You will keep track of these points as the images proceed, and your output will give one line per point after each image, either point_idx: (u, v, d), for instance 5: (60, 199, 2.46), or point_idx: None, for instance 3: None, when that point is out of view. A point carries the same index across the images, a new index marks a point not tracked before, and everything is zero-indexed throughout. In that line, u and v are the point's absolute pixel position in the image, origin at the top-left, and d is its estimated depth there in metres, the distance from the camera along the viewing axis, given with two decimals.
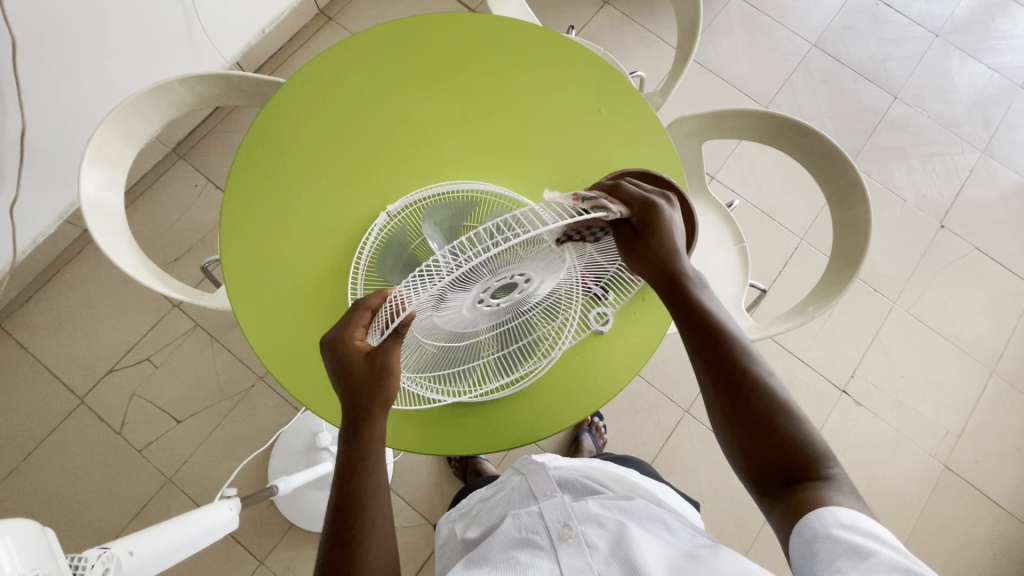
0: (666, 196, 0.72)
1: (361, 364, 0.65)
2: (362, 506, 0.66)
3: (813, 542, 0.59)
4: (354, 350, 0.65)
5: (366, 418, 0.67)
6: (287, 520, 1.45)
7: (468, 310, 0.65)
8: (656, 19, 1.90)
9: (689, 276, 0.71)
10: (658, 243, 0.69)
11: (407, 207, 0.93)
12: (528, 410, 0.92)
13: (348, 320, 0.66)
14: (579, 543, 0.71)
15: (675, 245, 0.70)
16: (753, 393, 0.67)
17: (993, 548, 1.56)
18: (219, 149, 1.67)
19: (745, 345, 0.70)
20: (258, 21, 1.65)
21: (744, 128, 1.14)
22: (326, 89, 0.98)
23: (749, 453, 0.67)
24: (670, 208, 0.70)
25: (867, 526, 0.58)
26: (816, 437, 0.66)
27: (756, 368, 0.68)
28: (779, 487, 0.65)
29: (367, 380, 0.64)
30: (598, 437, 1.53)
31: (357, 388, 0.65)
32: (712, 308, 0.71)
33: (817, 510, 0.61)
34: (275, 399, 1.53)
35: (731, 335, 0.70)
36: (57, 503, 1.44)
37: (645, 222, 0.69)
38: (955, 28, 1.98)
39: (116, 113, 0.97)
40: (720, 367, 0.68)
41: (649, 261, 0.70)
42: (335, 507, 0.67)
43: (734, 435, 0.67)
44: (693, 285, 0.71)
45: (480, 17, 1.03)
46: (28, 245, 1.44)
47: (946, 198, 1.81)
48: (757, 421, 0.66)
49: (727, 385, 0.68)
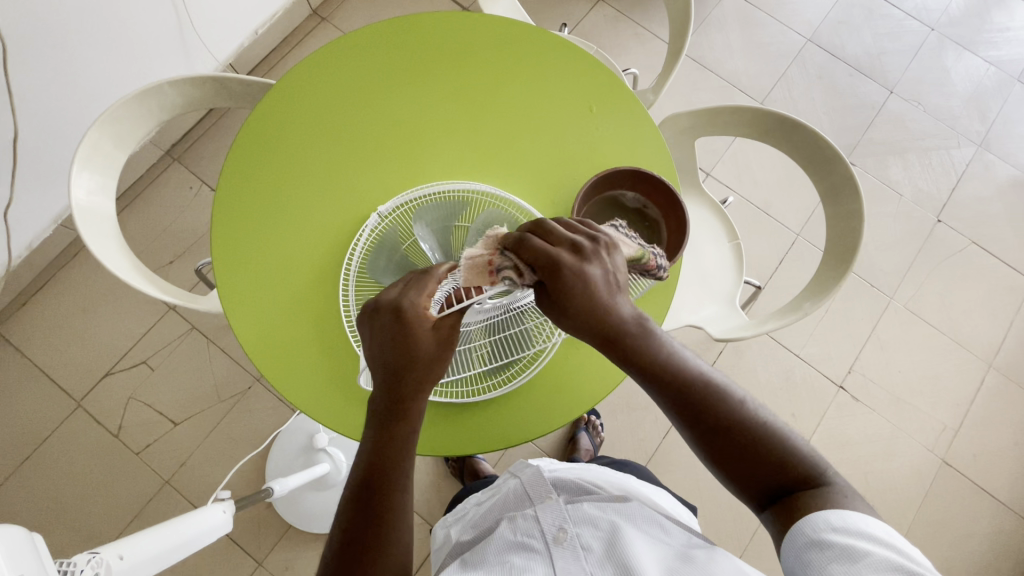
0: (582, 247, 0.67)
1: (425, 335, 0.65)
2: (392, 490, 0.66)
3: (808, 547, 0.59)
4: (423, 318, 0.65)
5: (417, 398, 0.67)
6: (284, 522, 1.45)
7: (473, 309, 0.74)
8: (650, 16, 1.90)
9: (633, 328, 0.68)
10: (574, 305, 0.66)
11: (397, 208, 0.92)
12: (521, 410, 0.91)
13: (420, 286, 0.66)
14: (573, 547, 0.71)
15: (597, 301, 0.66)
16: (732, 425, 0.66)
17: (992, 543, 1.56)
18: (213, 151, 1.67)
19: (713, 382, 0.69)
20: (251, 22, 1.65)
21: (737, 124, 1.14)
22: (318, 89, 0.98)
23: (740, 477, 0.66)
24: (579, 261, 0.66)
25: (861, 526, 0.58)
26: (808, 448, 0.66)
27: (729, 403, 0.67)
28: (774, 499, 0.65)
29: (429, 355, 0.66)
30: (595, 435, 1.53)
31: (415, 360, 0.66)
32: (669, 356, 0.69)
33: (810, 514, 0.61)
34: (272, 400, 1.53)
35: (695, 376, 0.69)
36: (54, 506, 1.44)
37: (555, 281, 0.66)
38: (950, 22, 1.97)
39: (106, 116, 0.97)
40: (694, 415, 0.67)
41: (577, 321, 0.67)
42: (363, 487, 0.66)
43: (720, 464, 0.67)
44: (639, 338, 0.68)
45: (471, 15, 1.02)
46: (23, 249, 1.44)
47: (943, 192, 1.80)
48: (743, 448, 0.66)
49: (704, 429, 0.67)
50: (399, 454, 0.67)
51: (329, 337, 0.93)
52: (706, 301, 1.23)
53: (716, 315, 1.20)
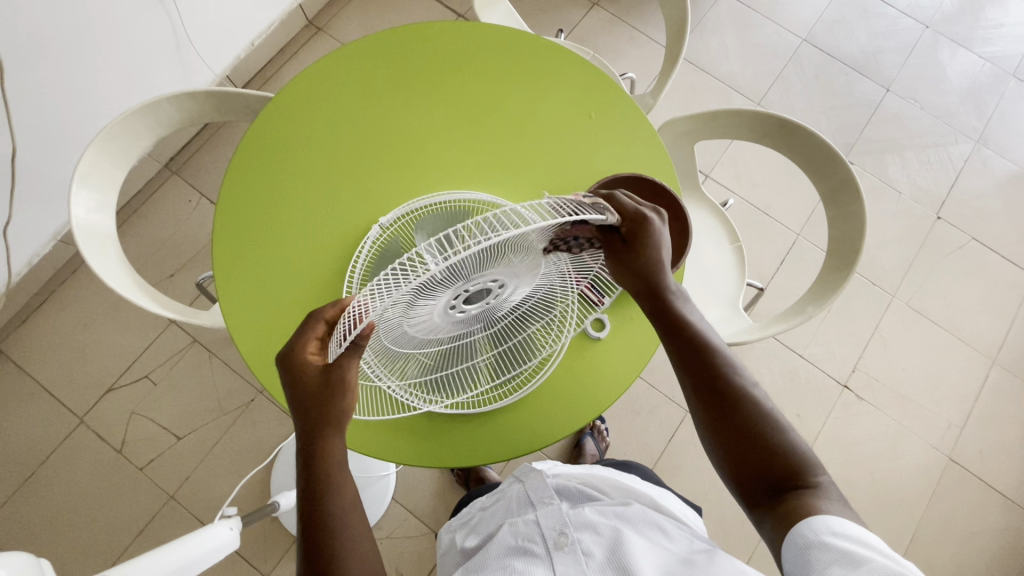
0: (661, 212, 0.74)
1: (314, 378, 0.65)
2: (327, 522, 0.63)
3: (805, 551, 0.58)
4: (307, 363, 0.65)
5: (327, 431, 0.66)
6: (290, 534, 1.44)
7: (439, 316, 0.63)
8: (646, 19, 1.90)
9: (672, 291, 0.74)
10: (646, 256, 0.70)
11: (399, 219, 0.92)
12: (526, 420, 0.91)
13: (300, 334, 0.66)
14: (574, 552, 0.71)
15: (659, 258, 0.71)
16: (736, 400, 0.68)
17: (1000, 540, 1.55)
18: (212, 164, 1.67)
19: (728, 357, 0.71)
20: (246, 34, 1.65)
21: (735, 127, 1.14)
22: (317, 101, 0.98)
23: (732, 460, 0.67)
24: (662, 223, 0.72)
25: (859, 534, 0.57)
26: (802, 445, 0.66)
27: (739, 376, 0.70)
28: (765, 497, 0.65)
29: (319, 392, 0.65)
30: (600, 440, 1.53)
31: (310, 400, 0.65)
32: (695, 321, 0.73)
33: (806, 518, 0.60)
34: (276, 412, 1.53)
35: (713, 347, 0.71)
36: (60, 523, 1.44)
37: (638, 234, 0.70)
38: (945, 19, 1.97)
39: (104, 134, 0.96)
40: (702, 378, 0.70)
41: (636, 273, 0.72)
42: (303, 525, 0.64)
43: (716, 442, 0.68)
44: (676, 299, 0.73)
45: (465, 26, 1.02)
46: (23, 266, 1.44)
47: (941, 189, 1.81)
48: (739, 429, 0.67)
49: (708, 395, 0.69)
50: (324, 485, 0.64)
51: None
52: (709, 304, 1.23)
53: (719, 318, 1.19)
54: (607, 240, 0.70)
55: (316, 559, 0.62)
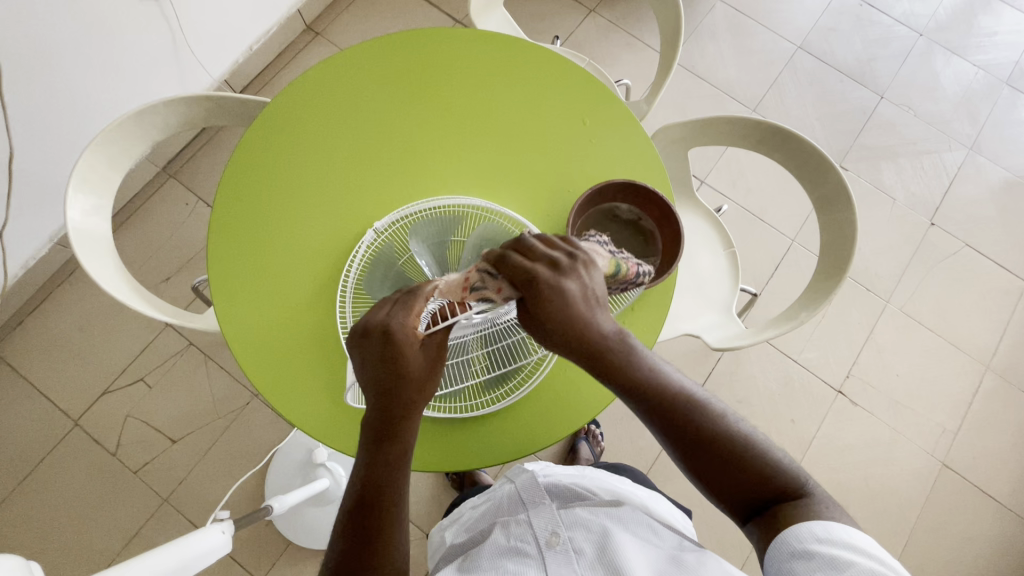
0: (562, 260, 0.67)
1: (415, 354, 0.67)
2: (388, 506, 0.67)
3: (791, 558, 0.60)
4: (410, 338, 0.67)
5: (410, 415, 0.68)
6: (284, 538, 1.44)
7: (445, 322, 0.64)
8: (642, 26, 1.91)
9: (610, 342, 0.67)
10: (551, 316, 0.65)
11: (393, 224, 0.92)
12: (518, 424, 0.91)
13: (407, 306, 0.67)
14: (566, 551, 0.71)
15: (575, 314, 0.66)
16: (709, 437, 0.66)
17: (994, 546, 1.56)
18: (209, 167, 1.67)
19: (693, 398, 0.68)
20: (244, 39, 1.65)
21: (728, 134, 1.15)
22: (312, 105, 0.98)
23: (718, 484, 0.66)
24: (556, 275, 0.66)
25: (845, 538, 0.59)
26: (789, 460, 0.66)
27: (705, 417, 0.67)
28: (755, 511, 0.66)
29: (422, 370, 0.68)
30: (595, 445, 1.53)
31: (410, 377, 0.67)
32: (645, 368, 0.68)
33: (793, 525, 0.62)
34: (271, 416, 1.53)
35: (671, 394, 0.67)
36: (53, 527, 1.43)
37: (534, 296, 0.65)
38: (938, 27, 1.99)
39: (101, 137, 0.97)
40: (670, 426, 0.67)
41: (554, 333, 0.67)
42: (359, 506, 0.67)
43: (698, 472, 0.67)
44: (615, 351, 0.68)
45: (460, 32, 1.03)
46: (19, 269, 1.44)
47: (935, 196, 1.82)
48: (714, 461, 0.66)
49: (682, 441, 0.67)
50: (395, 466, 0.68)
51: (325, 353, 0.93)
52: (702, 309, 1.24)
53: (712, 324, 1.20)
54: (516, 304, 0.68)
55: (363, 541, 0.66)
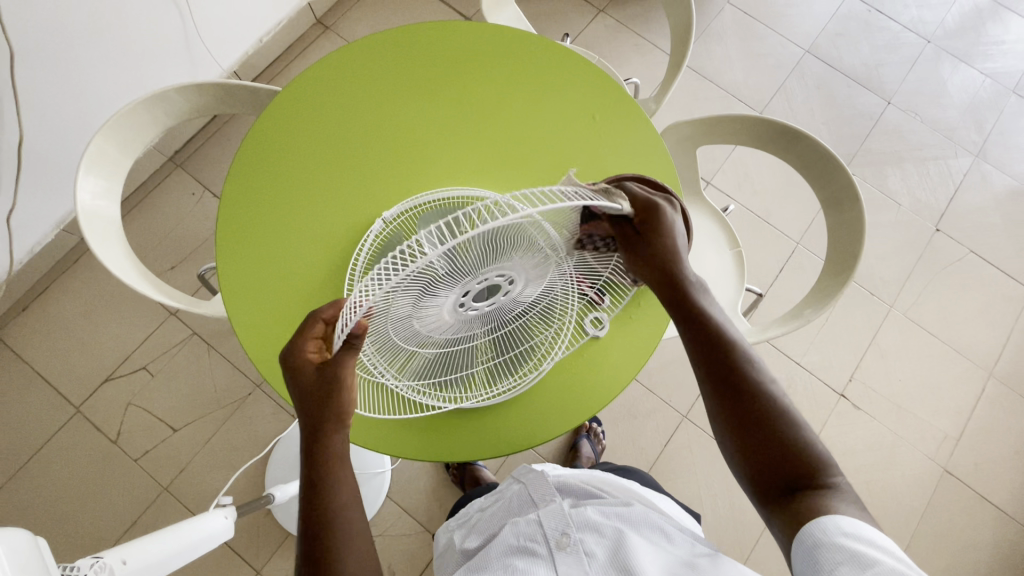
0: (671, 204, 0.76)
1: (310, 377, 0.66)
2: (331, 511, 0.64)
3: (816, 550, 0.59)
4: (308, 365, 0.66)
5: (329, 433, 0.66)
6: (284, 530, 1.44)
7: (449, 315, 0.67)
8: (650, 26, 1.92)
9: (691, 281, 0.73)
10: (660, 243, 0.72)
11: (402, 213, 0.93)
12: (525, 415, 0.91)
13: (302, 333, 0.67)
14: (576, 552, 0.71)
15: (675, 248, 0.73)
16: (751, 395, 0.67)
17: (995, 552, 1.55)
18: (217, 158, 1.68)
19: (747, 351, 0.70)
20: (254, 31, 1.66)
21: (738, 133, 1.15)
22: (321, 94, 0.99)
23: (746, 459, 0.67)
24: (672, 212, 0.74)
25: (872, 536, 0.58)
26: (817, 444, 0.66)
27: (756, 372, 0.69)
28: (779, 496, 0.65)
29: (320, 389, 0.65)
30: (597, 443, 1.53)
31: (311, 401, 0.65)
32: (713, 312, 0.72)
33: (817, 518, 0.61)
34: (273, 406, 1.53)
35: (734, 340, 0.71)
36: (52, 513, 1.43)
37: (646, 222, 0.73)
38: (946, 34, 1.99)
39: (111, 122, 0.97)
40: (721, 372, 0.69)
41: (651, 262, 0.73)
42: (307, 528, 0.63)
43: (733, 441, 0.68)
44: (693, 289, 0.73)
45: (472, 26, 1.03)
46: (25, 254, 1.44)
47: (940, 202, 1.82)
48: (755, 422, 0.66)
49: (729, 394, 0.68)
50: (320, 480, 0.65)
51: None
52: None
53: None
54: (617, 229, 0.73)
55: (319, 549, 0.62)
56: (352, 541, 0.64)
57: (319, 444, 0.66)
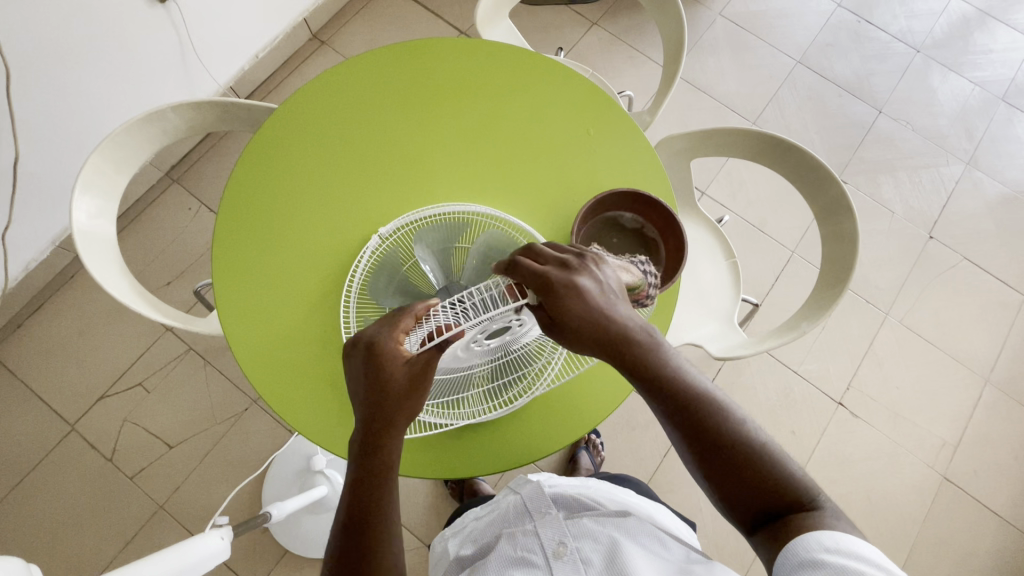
0: (570, 262, 0.66)
1: (398, 371, 0.64)
2: (375, 526, 0.64)
3: (799, 567, 0.59)
4: (397, 356, 0.64)
5: (390, 432, 0.66)
6: (281, 547, 1.43)
7: (462, 350, 0.68)
8: (643, 38, 1.94)
9: (639, 338, 0.66)
10: (575, 320, 0.63)
11: (398, 229, 0.93)
12: (520, 431, 0.91)
13: (395, 325, 0.65)
14: (573, 560, 0.72)
15: (600, 313, 0.64)
16: (725, 443, 0.66)
17: (995, 560, 1.55)
18: (213, 173, 1.68)
19: (720, 400, 0.67)
20: (251, 47, 1.67)
21: (731, 146, 1.16)
22: (319, 110, 0.99)
23: (731, 496, 0.66)
24: (569, 274, 0.64)
25: (854, 548, 0.59)
26: (801, 474, 0.66)
27: (730, 421, 0.66)
28: (766, 524, 0.65)
29: (404, 388, 0.64)
30: (596, 455, 1.53)
31: (386, 398, 0.64)
32: (673, 367, 0.66)
33: (801, 535, 0.61)
34: (269, 422, 1.52)
35: (697, 394, 0.66)
36: (46, 532, 1.42)
37: (548, 301, 0.63)
38: (935, 44, 2.02)
39: (109, 141, 0.98)
40: (693, 427, 0.66)
41: (579, 338, 0.65)
42: (345, 525, 0.65)
43: (713, 482, 0.66)
44: (645, 349, 0.66)
45: (467, 44, 1.04)
46: (20, 271, 1.44)
47: (933, 210, 1.83)
48: (732, 467, 0.65)
49: (704, 447, 0.66)
50: (376, 486, 0.65)
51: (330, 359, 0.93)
52: (704, 320, 1.24)
53: (714, 334, 1.20)
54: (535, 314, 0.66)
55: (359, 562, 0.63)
56: (391, 546, 0.65)
57: (375, 444, 0.65)
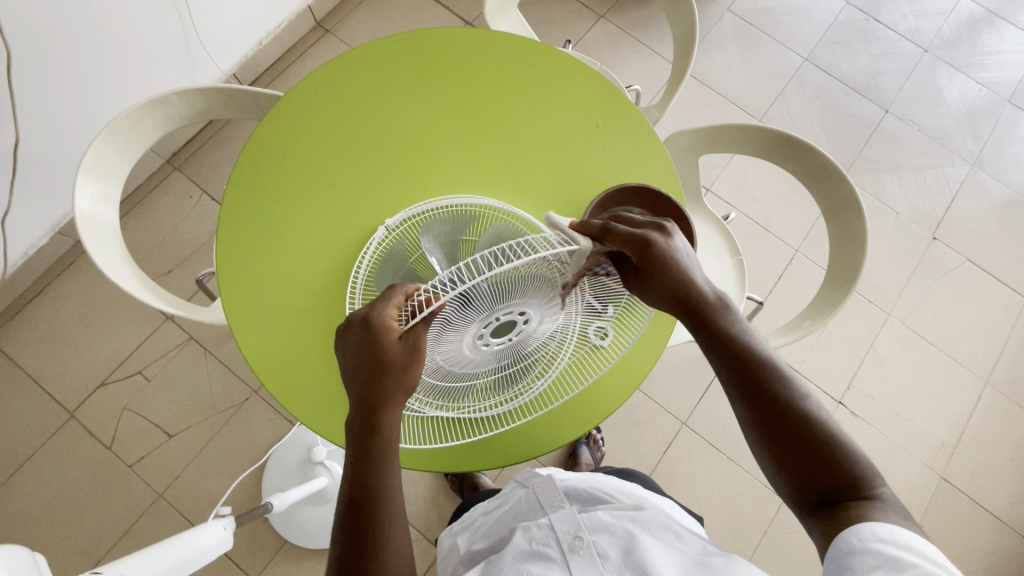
0: (663, 227, 0.71)
1: (390, 346, 0.63)
2: (377, 506, 0.65)
3: (848, 556, 0.59)
4: (387, 331, 0.64)
5: (388, 409, 0.66)
6: (281, 537, 1.43)
7: (470, 350, 0.68)
8: (650, 33, 1.92)
9: (713, 301, 0.71)
10: (665, 276, 0.68)
11: (405, 220, 0.93)
12: (529, 422, 0.91)
13: (386, 299, 0.65)
14: (590, 554, 0.71)
15: (684, 275, 0.69)
16: (784, 414, 0.66)
17: (990, 560, 1.56)
18: (215, 161, 1.67)
19: (779, 367, 0.69)
20: (254, 33, 1.65)
21: (741, 142, 1.15)
22: (327, 100, 0.98)
23: (787, 471, 0.66)
24: (665, 239, 0.69)
25: (906, 539, 0.58)
26: (860, 457, 0.65)
27: (790, 389, 0.67)
28: (824, 507, 0.64)
29: (397, 365, 0.63)
30: (596, 450, 1.53)
31: (382, 373, 0.64)
32: (740, 331, 0.71)
33: (854, 524, 0.60)
34: (270, 412, 1.52)
35: (762, 356, 0.69)
36: (44, 519, 1.41)
37: (644, 259, 0.68)
38: (943, 44, 2.01)
39: (111, 126, 0.96)
40: (754, 390, 0.68)
41: (664, 293, 0.70)
42: (351, 503, 0.65)
43: (771, 452, 0.66)
44: (717, 310, 0.71)
45: (476, 31, 1.03)
46: (19, 257, 1.42)
47: (938, 210, 1.83)
48: (791, 440, 0.65)
49: (761, 412, 0.67)
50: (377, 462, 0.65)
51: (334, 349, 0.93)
52: None
53: None
54: (621, 273, 0.70)
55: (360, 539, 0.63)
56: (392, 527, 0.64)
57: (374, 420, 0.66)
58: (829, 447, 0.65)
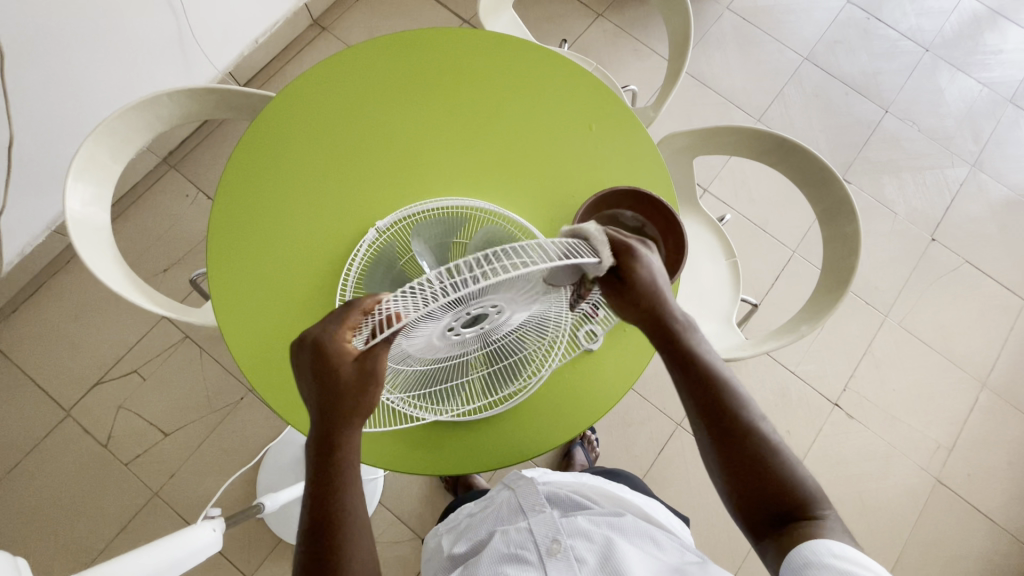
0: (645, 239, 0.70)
1: (344, 368, 0.62)
2: (341, 524, 0.65)
3: (804, 569, 0.60)
4: (343, 353, 0.62)
5: (346, 428, 0.66)
6: (275, 536, 1.43)
7: (437, 340, 0.64)
8: (649, 32, 1.91)
9: (678, 319, 0.70)
10: (640, 290, 0.67)
11: (395, 223, 0.92)
12: (519, 424, 0.91)
13: (340, 319, 0.62)
14: (567, 558, 0.71)
15: (657, 290, 0.68)
16: (738, 436, 0.67)
17: (984, 562, 1.56)
18: (211, 159, 1.66)
19: (736, 388, 0.69)
20: (250, 32, 1.65)
21: (735, 145, 1.14)
22: (319, 100, 0.97)
23: (739, 491, 0.67)
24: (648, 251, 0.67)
25: (859, 558, 0.59)
26: (807, 476, 0.67)
27: (746, 411, 0.68)
28: (770, 527, 0.66)
29: (352, 388, 0.63)
30: (590, 450, 1.53)
31: (340, 395, 0.63)
32: (702, 352, 0.70)
33: (807, 541, 0.62)
34: (265, 411, 1.52)
35: (721, 377, 0.69)
36: (40, 516, 1.42)
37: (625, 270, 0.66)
38: (944, 43, 1.99)
39: (103, 127, 0.96)
40: (713, 414, 0.68)
41: (637, 307, 0.68)
42: (313, 523, 0.65)
43: (727, 471, 0.68)
44: (682, 328, 0.70)
45: (470, 32, 1.02)
46: (15, 256, 1.43)
47: (937, 212, 1.82)
48: (744, 462, 0.67)
49: (719, 434, 0.68)
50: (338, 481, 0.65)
51: None
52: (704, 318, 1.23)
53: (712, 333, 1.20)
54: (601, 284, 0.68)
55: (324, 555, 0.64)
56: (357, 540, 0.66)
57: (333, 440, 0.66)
58: (778, 469, 0.66)
